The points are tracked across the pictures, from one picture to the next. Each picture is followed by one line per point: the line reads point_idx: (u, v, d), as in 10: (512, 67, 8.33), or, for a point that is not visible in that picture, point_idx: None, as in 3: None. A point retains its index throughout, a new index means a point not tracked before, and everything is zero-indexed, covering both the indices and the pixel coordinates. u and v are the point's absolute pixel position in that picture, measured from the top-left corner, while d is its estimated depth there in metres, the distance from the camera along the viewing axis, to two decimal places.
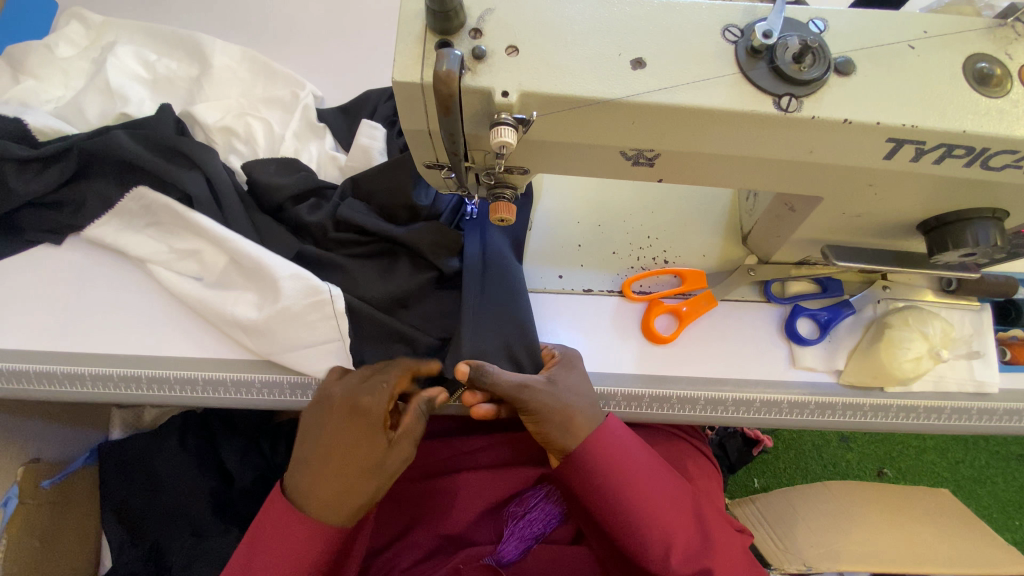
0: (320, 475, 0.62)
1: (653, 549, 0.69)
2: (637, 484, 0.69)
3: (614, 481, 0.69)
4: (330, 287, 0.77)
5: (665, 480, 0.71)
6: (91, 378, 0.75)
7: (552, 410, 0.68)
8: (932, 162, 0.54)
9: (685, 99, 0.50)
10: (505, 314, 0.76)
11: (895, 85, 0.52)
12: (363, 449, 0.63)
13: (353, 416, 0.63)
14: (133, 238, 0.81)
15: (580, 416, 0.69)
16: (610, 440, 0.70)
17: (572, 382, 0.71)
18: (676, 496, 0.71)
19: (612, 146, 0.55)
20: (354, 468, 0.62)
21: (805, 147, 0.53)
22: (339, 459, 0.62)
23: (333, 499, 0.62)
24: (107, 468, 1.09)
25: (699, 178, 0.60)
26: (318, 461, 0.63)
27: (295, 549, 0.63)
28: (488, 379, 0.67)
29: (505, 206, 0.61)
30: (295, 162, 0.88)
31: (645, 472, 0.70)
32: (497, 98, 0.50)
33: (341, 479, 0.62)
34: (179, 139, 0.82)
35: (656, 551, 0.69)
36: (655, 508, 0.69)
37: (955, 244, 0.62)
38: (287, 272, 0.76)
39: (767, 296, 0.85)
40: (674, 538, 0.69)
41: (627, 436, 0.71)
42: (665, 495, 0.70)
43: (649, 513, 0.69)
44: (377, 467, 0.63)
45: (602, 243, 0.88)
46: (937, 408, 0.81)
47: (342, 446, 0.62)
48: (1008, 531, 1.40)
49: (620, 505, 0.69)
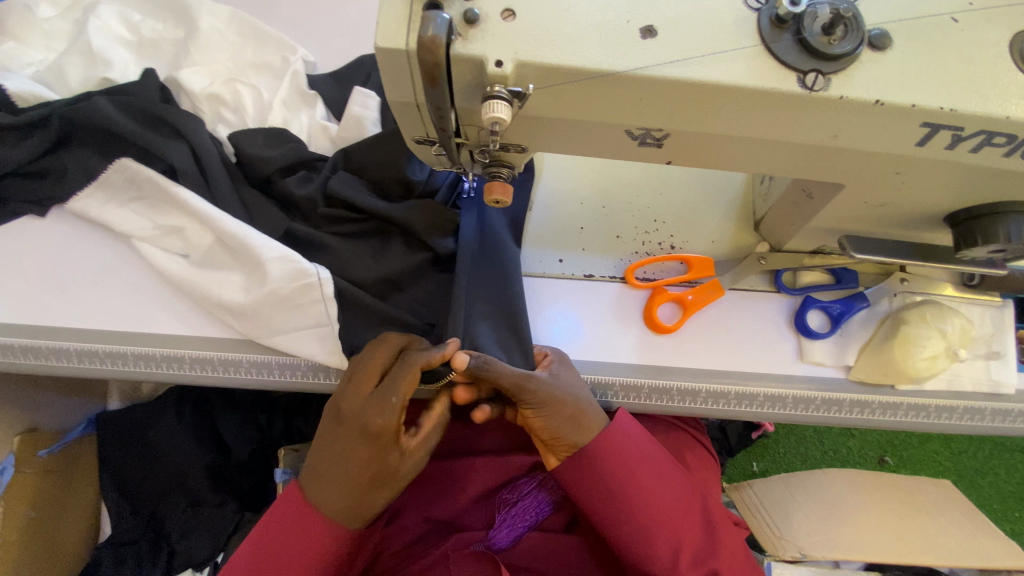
0: (337, 482, 0.61)
1: (661, 553, 0.66)
2: (649, 487, 0.67)
3: (622, 482, 0.66)
4: (318, 268, 0.74)
5: (673, 483, 0.69)
6: (77, 354, 0.74)
7: (564, 404, 0.65)
8: (969, 151, 0.49)
9: (699, 73, 0.45)
10: (496, 302, 0.74)
11: (934, 62, 0.46)
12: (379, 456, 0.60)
13: (369, 431, 0.59)
14: (117, 212, 0.77)
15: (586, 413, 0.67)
16: (621, 440, 0.67)
17: (572, 378, 0.69)
18: (685, 497, 0.69)
19: (617, 124, 0.50)
20: (362, 460, 0.60)
21: (829, 130, 0.48)
22: (346, 454, 0.60)
23: (336, 488, 0.61)
24: (105, 439, 1.07)
25: (711, 161, 0.56)
26: (336, 469, 0.61)
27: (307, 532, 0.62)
28: (489, 371, 0.63)
29: (501, 186, 0.57)
30: (283, 132, 0.83)
31: (656, 472, 0.68)
32: (491, 68, 0.45)
33: (357, 483, 0.61)
34: (164, 107, 0.78)
35: (664, 555, 0.66)
36: (662, 511, 0.67)
37: (986, 239, 0.58)
38: (274, 248, 0.73)
39: (777, 286, 0.80)
40: (682, 539, 0.67)
41: (638, 434, 0.70)
42: (674, 497, 0.68)
43: (660, 516, 0.66)
44: (393, 473, 0.62)
45: (606, 225, 0.84)
46: (949, 407, 0.78)
47: (352, 453, 0.60)
48: (1007, 523, 1.38)
49: (626, 508, 0.66)
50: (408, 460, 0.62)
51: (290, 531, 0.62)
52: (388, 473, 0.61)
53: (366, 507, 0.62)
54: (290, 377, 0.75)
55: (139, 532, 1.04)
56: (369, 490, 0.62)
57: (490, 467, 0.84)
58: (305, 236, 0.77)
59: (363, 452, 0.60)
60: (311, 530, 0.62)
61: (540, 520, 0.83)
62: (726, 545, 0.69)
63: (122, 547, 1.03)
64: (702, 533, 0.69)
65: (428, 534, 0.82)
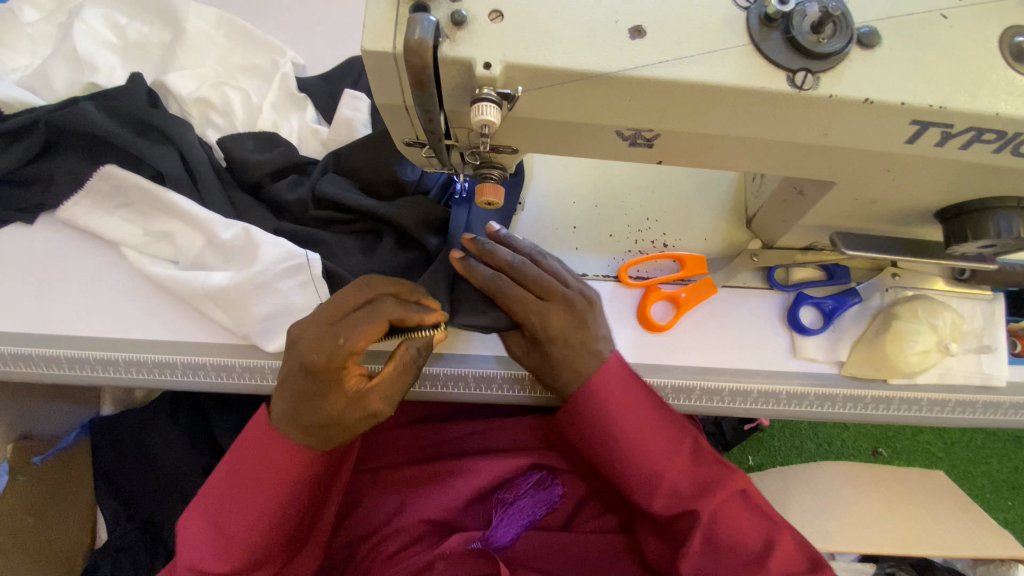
0: (288, 406, 0.59)
1: (637, 482, 0.65)
2: (633, 424, 0.65)
3: (602, 414, 0.65)
4: (308, 251, 0.74)
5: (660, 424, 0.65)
6: (67, 362, 0.73)
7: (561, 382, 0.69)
8: (959, 147, 0.49)
9: (689, 73, 0.45)
10: None
11: (923, 60, 0.46)
12: (320, 395, 0.57)
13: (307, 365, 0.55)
14: (105, 219, 0.76)
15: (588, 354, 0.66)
16: (610, 378, 0.65)
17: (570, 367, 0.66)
18: (674, 437, 0.66)
19: (607, 125, 0.50)
20: (310, 395, 0.57)
21: (819, 128, 0.48)
22: (296, 384, 0.57)
23: (290, 414, 0.59)
24: (100, 445, 1.06)
25: (704, 161, 0.55)
26: (287, 395, 0.58)
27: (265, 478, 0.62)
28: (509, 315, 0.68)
29: (491, 187, 0.56)
30: (273, 136, 0.83)
31: (645, 412, 0.65)
32: (479, 70, 0.45)
33: (302, 412, 0.58)
34: (153, 113, 0.78)
35: (639, 484, 0.65)
36: (643, 443, 0.65)
37: (976, 234, 0.58)
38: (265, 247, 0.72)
39: (770, 282, 0.80)
40: (663, 474, 0.64)
41: (630, 377, 0.66)
42: (661, 437, 0.65)
43: (642, 449, 0.64)
44: (334, 417, 0.58)
45: (599, 224, 0.83)
46: (941, 401, 0.78)
47: (295, 386, 0.57)
48: (999, 511, 1.39)
49: (606, 440, 0.65)
50: (356, 405, 0.59)
51: (238, 500, 0.62)
52: (333, 413, 0.58)
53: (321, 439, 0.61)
54: None
55: (135, 537, 1.03)
56: (316, 427, 0.59)
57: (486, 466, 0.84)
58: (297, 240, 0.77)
59: (310, 387, 0.57)
60: (257, 498, 0.62)
61: (536, 519, 0.82)
62: (722, 489, 0.64)
63: (118, 553, 1.03)
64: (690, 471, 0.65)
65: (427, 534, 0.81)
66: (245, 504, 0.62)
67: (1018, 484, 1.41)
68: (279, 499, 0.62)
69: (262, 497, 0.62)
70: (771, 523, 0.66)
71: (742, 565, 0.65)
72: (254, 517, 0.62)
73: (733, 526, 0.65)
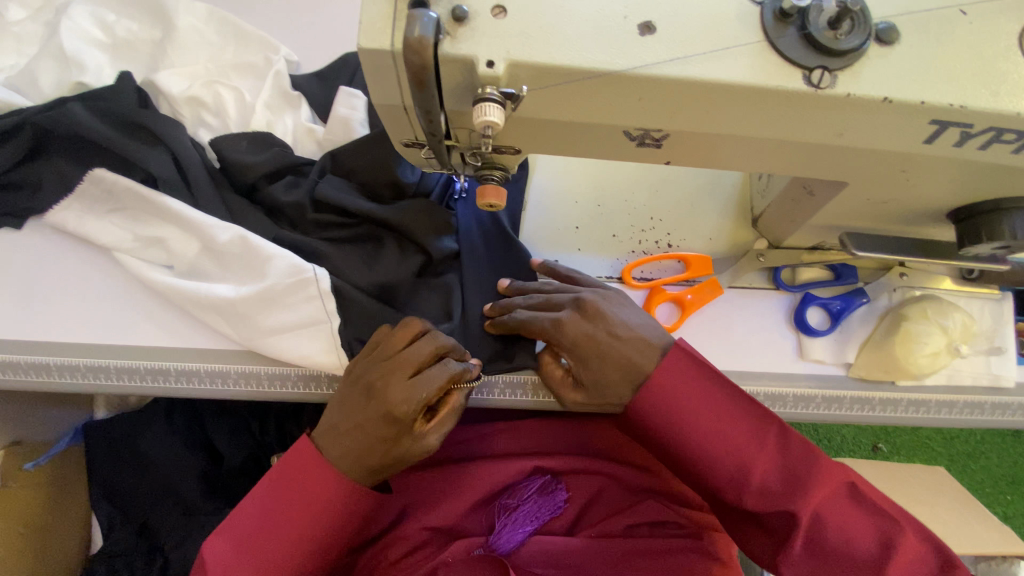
0: (348, 448, 0.62)
1: (720, 477, 0.60)
2: (705, 414, 0.61)
3: (667, 407, 0.62)
4: (314, 267, 0.71)
5: (741, 418, 0.61)
6: (58, 369, 0.71)
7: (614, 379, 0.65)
8: (977, 148, 0.48)
9: (701, 72, 0.43)
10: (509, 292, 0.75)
11: (943, 57, 0.45)
12: (389, 438, 0.61)
13: (387, 413, 0.60)
14: (95, 224, 0.74)
15: (615, 358, 0.63)
16: (670, 367, 0.62)
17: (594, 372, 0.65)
18: (757, 432, 0.61)
19: (614, 125, 0.48)
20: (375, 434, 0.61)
21: (835, 128, 0.47)
22: (366, 423, 0.62)
23: (349, 451, 0.62)
24: (93, 451, 1.04)
25: (714, 162, 0.54)
26: (351, 440, 0.62)
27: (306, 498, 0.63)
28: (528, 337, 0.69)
29: (493, 189, 0.54)
30: (268, 136, 0.80)
31: (714, 402, 0.61)
32: (482, 68, 0.43)
33: (365, 454, 0.62)
34: (142, 113, 0.75)
35: (722, 479, 0.60)
36: (718, 435, 0.60)
37: (991, 235, 0.56)
38: (274, 262, 0.70)
39: (777, 282, 0.79)
40: (748, 466, 0.59)
41: (694, 366, 0.63)
42: (737, 428, 0.61)
43: (715, 441, 0.60)
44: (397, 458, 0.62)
45: (602, 225, 0.82)
46: (949, 402, 0.77)
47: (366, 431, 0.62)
48: (999, 506, 1.39)
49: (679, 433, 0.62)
50: (420, 446, 0.63)
51: (275, 522, 0.62)
52: (393, 451, 0.62)
53: (371, 478, 0.64)
54: (281, 387, 0.73)
55: (131, 543, 1.02)
56: (379, 468, 0.63)
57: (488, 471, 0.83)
58: (296, 245, 0.75)
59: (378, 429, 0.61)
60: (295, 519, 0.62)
61: (540, 525, 0.81)
62: (817, 485, 0.58)
63: (113, 559, 1.01)
64: (780, 468, 0.60)
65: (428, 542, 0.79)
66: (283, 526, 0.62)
67: (1019, 479, 1.41)
68: (316, 514, 0.63)
69: (300, 515, 0.62)
70: (884, 519, 0.60)
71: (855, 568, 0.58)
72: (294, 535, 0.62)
73: (840, 526, 0.59)
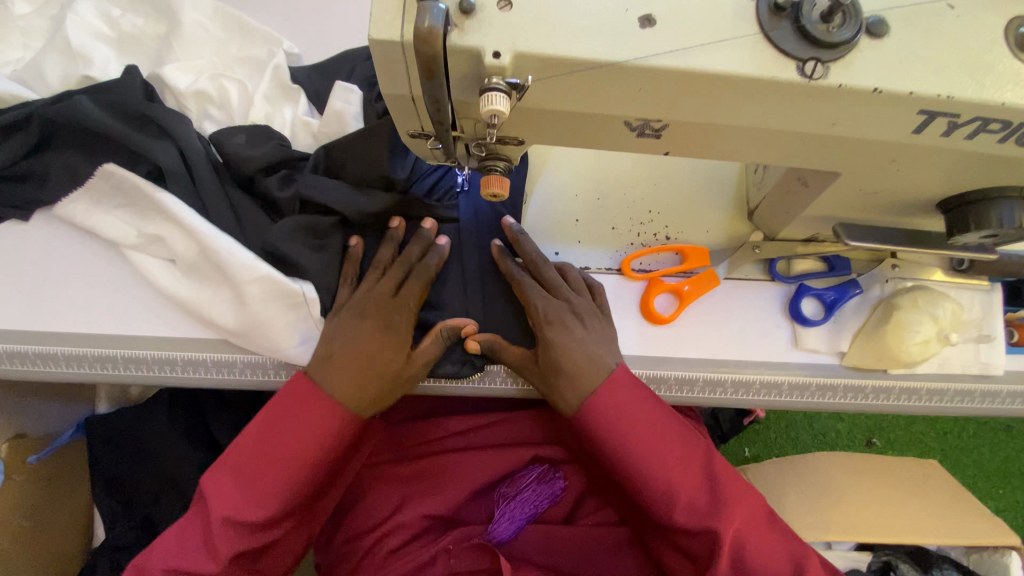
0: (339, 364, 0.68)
1: (654, 494, 0.65)
2: (643, 436, 0.65)
3: (613, 426, 0.66)
4: (302, 285, 0.72)
5: (676, 438, 0.66)
6: (63, 359, 0.73)
7: (584, 368, 0.67)
8: (965, 138, 0.50)
9: (699, 62, 0.45)
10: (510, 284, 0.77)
11: (931, 50, 0.46)
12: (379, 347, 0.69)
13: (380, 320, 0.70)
14: (103, 217, 0.75)
15: (571, 346, 0.68)
16: (616, 393, 0.66)
17: (569, 347, 0.68)
18: (689, 452, 0.66)
19: (615, 115, 0.50)
20: (374, 369, 0.68)
21: (826, 118, 0.48)
22: (363, 348, 0.68)
23: (342, 372, 0.67)
24: (95, 444, 1.04)
25: (709, 152, 0.55)
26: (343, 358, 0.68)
27: (304, 426, 0.66)
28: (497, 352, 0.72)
29: (497, 180, 0.56)
30: (264, 129, 0.81)
31: (654, 425, 0.66)
32: (488, 59, 0.44)
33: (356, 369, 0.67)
34: (150, 106, 0.76)
35: (656, 495, 0.65)
36: (656, 454, 0.65)
37: (978, 224, 0.58)
38: (268, 275, 0.70)
39: (772, 274, 0.81)
40: (678, 487, 0.64)
41: (639, 391, 0.67)
42: (673, 450, 0.65)
43: (652, 459, 0.65)
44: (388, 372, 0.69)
45: (601, 217, 0.83)
46: (939, 390, 0.79)
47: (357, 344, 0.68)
48: (990, 499, 1.42)
49: (618, 451, 0.66)
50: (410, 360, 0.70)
51: (276, 444, 0.65)
52: (389, 375, 0.69)
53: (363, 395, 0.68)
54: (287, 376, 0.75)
55: (135, 534, 1.03)
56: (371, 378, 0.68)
57: (489, 459, 0.83)
58: (281, 249, 0.72)
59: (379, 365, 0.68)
60: (295, 445, 0.65)
61: (539, 512, 0.82)
62: (737, 507, 0.64)
63: (117, 551, 1.02)
64: (704, 488, 0.65)
65: (429, 529, 0.81)
66: (282, 451, 0.65)
67: (1010, 472, 1.43)
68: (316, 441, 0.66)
69: (298, 441, 0.65)
70: (796, 543, 0.66)
71: None
72: (293, 459, 0.65)
73: (756, 547, 0.64)
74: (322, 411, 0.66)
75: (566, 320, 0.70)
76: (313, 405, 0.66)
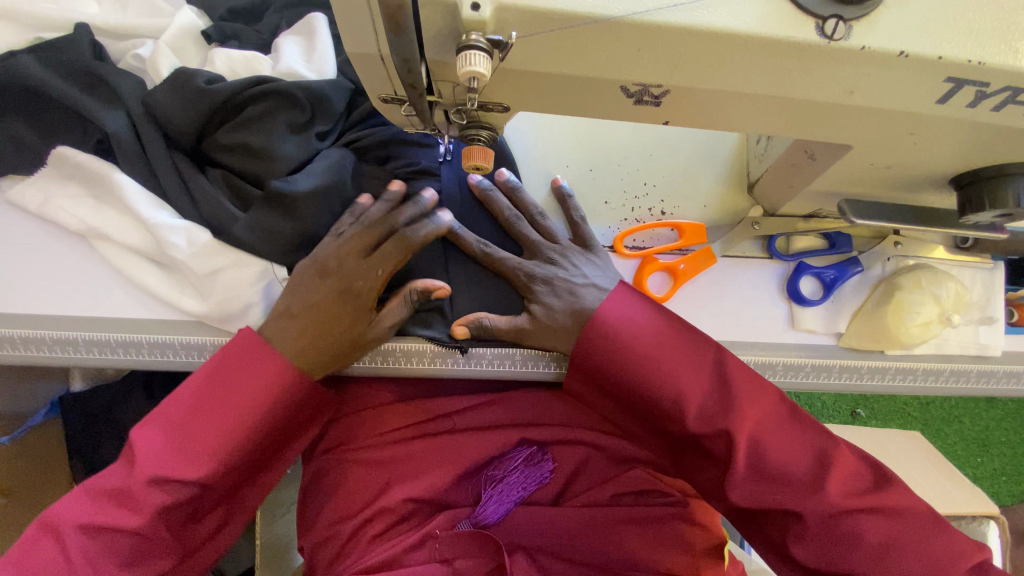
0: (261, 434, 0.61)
1: (663, 402, 0.63)
2: (644, 347, 0.64)
3: (612, 343, 0.64)
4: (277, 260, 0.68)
5: (678, 347, 0.64)
6: (24, 342, 0.67)
7: (574, 324, 0.67)
8: (990, 110, 0.45)
9: (704, 18, 0.40)
10: None
11: (964, 9, 0.41)
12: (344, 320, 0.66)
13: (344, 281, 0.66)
14: (58, 192, 0.70)
15: (555, 303, 0.68)
16: (612, 314, 0.65)
17: (552, 305, 0.68)
18: (694, 360, 0.64)
19: (610, 80, 0.44)
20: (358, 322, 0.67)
21: (845, 85, 0.44)
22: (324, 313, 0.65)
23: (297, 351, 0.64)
24: (71, 420, 0.97)
25: (712, 122, 0.51)
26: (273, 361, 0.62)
27: (219, 422, 0.60)
28: (486, 331, 0.69)
29: (481, 151, 0.52)
30: (184, 75, 0.68)
31: (655, 337, 0.64)
32: (466, 12, 0.39)
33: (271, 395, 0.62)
34: (99, 66, 0.69)
35: (666, 403, 0.63)
36: (659, 363, 0.63)
37: (993, 204, 0.55)
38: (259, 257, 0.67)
39: (770, 252, 0.77)
40: (685, 393, 0.62)
41: (634, 306, 0.66)
42: (677, 357, 0.63)
43: (656, 369, 0.63)
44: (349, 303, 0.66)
45: (592, 190, 0.78)
46: (935, 370, 0.77)
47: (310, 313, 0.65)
48: (968, 467, 1.44)
49: (622, 365, 0.64)
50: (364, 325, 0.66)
51: (198, 415, 0.60)
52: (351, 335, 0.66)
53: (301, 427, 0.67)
54: None
55: None
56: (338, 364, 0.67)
57: (477, 441, 0.81)
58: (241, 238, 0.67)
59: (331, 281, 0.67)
60: (220, 420, 0.60)
61: (528, 494, 0.81)
62: (749, 406, 0.62)
63: None
64: (711, 393, 0.63)
65: (415, 513, 0.79)
66: (214, 392, 0.60)
67: (988, 441, 1.45)
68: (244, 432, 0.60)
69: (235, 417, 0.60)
70: (820, 445, 0.63)
71: (794, 493, 0.61)
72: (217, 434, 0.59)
73: (774, 446, 0.62)
74: (251, 342, 0.62)
75: (549, 277, 0.69)
76: (247, 378, 0.61)
